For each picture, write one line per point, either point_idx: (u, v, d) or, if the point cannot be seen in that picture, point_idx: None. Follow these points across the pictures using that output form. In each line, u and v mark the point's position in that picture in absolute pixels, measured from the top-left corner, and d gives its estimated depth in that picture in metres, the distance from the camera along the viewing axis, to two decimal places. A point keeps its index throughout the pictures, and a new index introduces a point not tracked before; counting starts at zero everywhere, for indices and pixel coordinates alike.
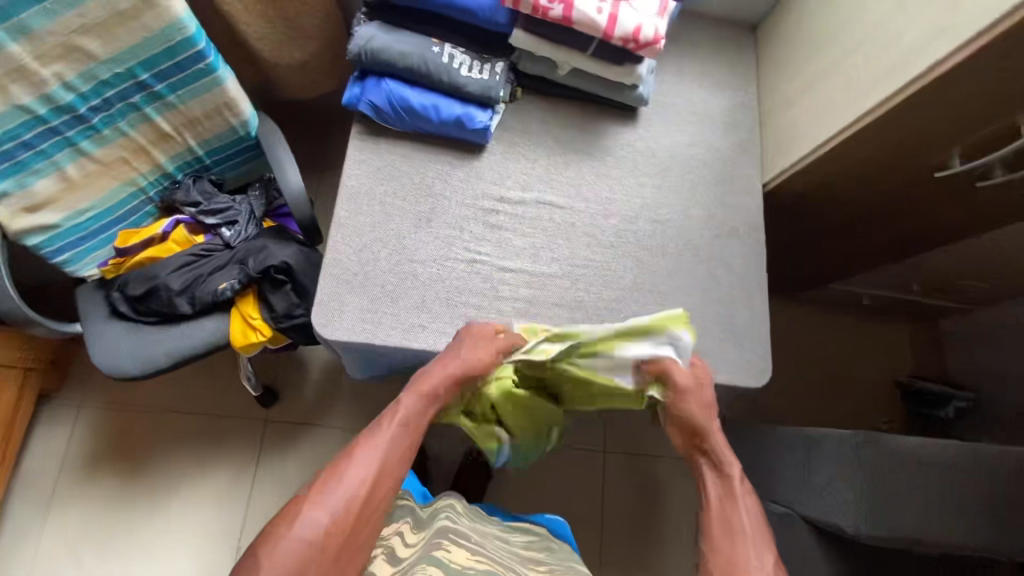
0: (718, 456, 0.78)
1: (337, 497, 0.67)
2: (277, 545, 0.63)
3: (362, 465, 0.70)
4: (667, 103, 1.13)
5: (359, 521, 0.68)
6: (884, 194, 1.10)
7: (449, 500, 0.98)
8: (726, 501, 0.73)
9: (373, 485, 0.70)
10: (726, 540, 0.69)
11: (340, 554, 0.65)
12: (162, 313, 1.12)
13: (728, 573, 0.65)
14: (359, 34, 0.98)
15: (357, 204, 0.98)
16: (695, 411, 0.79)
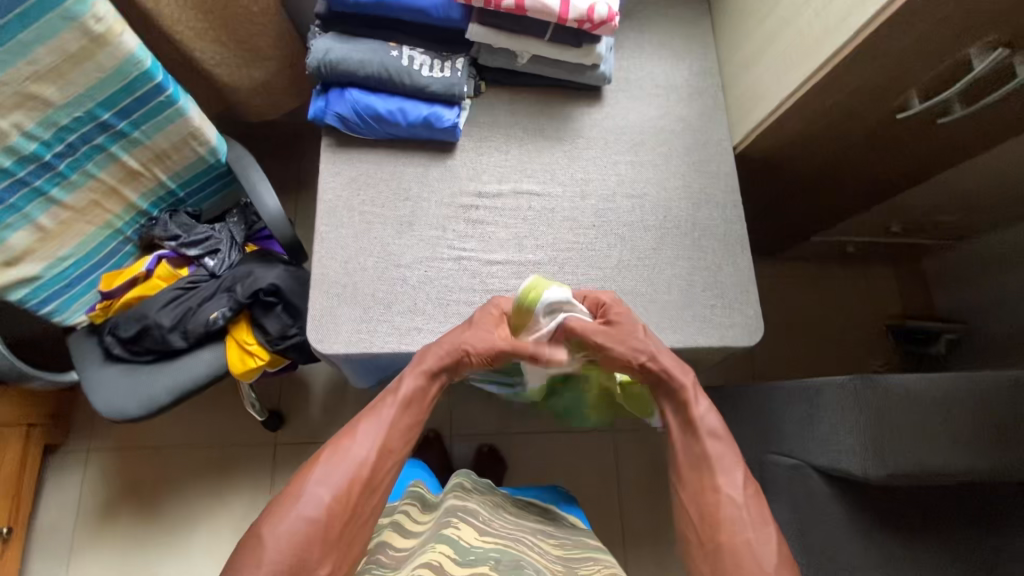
0: (671, 385, 0.82)
1: (339, 474, 0.69)
2: (281, 518, 0.66)
3: (364, 442, 0.72)
4: (630, 79, 1.14)
5: (362, 498, 0.70)
6: (851, 143, 1.12)
7: (457, 480, 1.03)
8: (688, 433, 0.79)
9: (376, 463, 0.72)
10: (695, 470, 0.76)
11: (344, 529, 0.68)
12: (157, 351, 1.12)
13: (699, 500, 0.74)
14: (316, 47, 0.98)
15: (335, 218, 0.98)
16: (625, 352, 0.83)
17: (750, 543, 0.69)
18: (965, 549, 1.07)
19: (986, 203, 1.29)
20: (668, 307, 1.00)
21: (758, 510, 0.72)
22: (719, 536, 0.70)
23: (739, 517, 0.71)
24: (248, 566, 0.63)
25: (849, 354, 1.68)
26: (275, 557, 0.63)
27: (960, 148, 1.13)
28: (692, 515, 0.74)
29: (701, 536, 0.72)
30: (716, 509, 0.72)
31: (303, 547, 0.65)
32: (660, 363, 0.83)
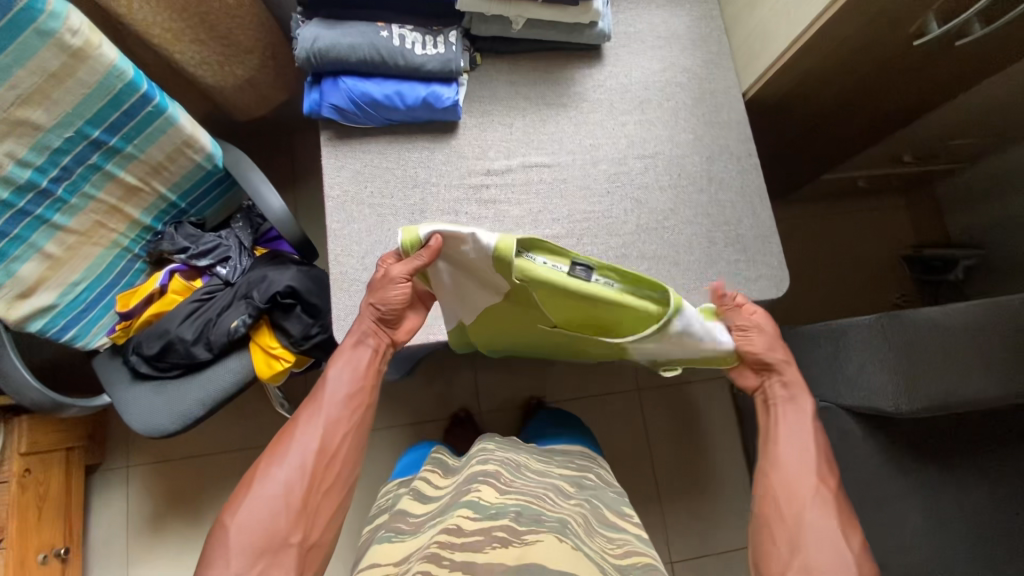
0: (789, 395, 0.87)
1: (292, 456, 0.79)
2: (245, 503, 0.76)
3: (309, 426, 0.81)
4: (630, 32, 1.09)
5: (319, 471, 0.79)
6: (860, 79, 1.09)
7: (482, 445, 1.10)
8: (799, 427, 0.85)
9: (325, 438, 0.81)
10: (801, 475, 0.81)
11: (306, 500, 0.77)
12: (184, 365, 1.13)
13: (789, 488, 0.80)
14: (302, 36, 0.93)
15: (346, 213, 0.95)
16: (762, 347, 0.85)
17: (838, 549, 0.75)
18: (992, 470, 1.10)
19: (1001, 122, 1.26)
20: (692, 266, 0.99)
21: (850, 529, 0.77)
22: (804, 537, 0.76)
23: (829, 525, 0.77)
24: (222, 549, 0.73)
25: (865, 291, 1.68)
26: (246, 536, 0.73)
27: (977, 68, 1.08)
28: (780, 511, 0.79)
29: (782, 521, 0.78)
30: (804, 512, 0.78)
31: (271, 522, 0.75)
32: (786, 368, 0.86)
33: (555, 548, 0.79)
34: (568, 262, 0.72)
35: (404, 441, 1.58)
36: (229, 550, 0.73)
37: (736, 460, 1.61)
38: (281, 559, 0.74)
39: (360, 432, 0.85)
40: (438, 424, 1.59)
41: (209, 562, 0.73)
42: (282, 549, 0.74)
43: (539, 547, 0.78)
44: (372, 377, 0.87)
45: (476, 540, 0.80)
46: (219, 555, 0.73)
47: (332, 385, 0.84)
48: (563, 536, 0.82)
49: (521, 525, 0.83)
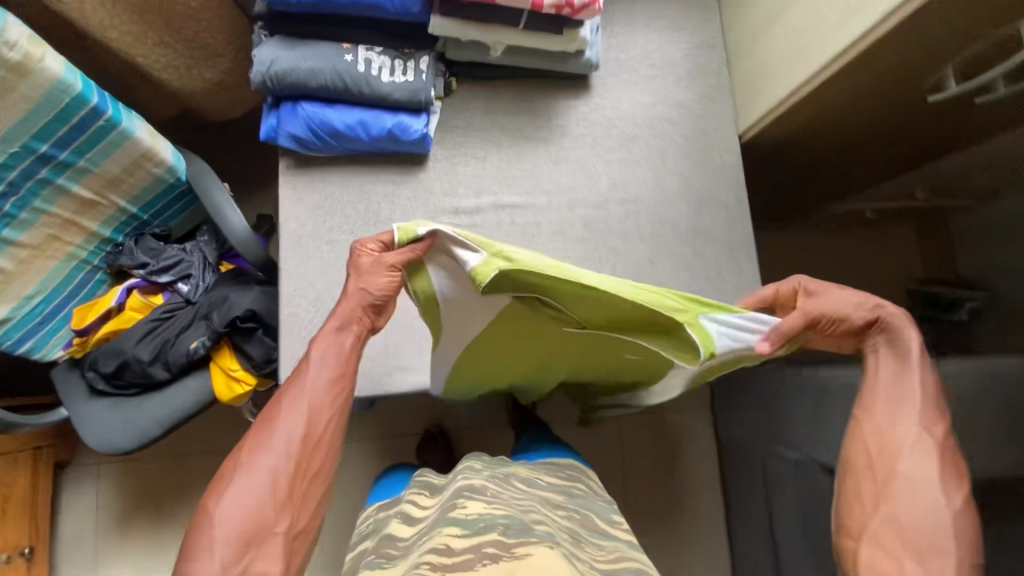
0: (897, 340, 0.75)
1: (275, 442, 0.70)
2: (225, 494, 0.67)
3: (292, 410, 0.72)
4: (621, 59, 1.00)
5: (306, 456, 0.71)
6: (871, 124, 1.00)
7: (468, 462, 0.99)
8: (902, 372, 0.74)
9: (310, 421, 0.72)
10: (899, 420, 0.71)
11: (292, 489, 0.69)
12: (141, 383, 1.10)
13: (881, 438, 0.71)
14: (258, 57, 0.85)
15: (301, 250, 0.90)
16: (847, 313, 0.74)
17: (930, 503, 0.66)
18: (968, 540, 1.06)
19: None
20: None
21: (952, 483, 0.68)
22: (893, 492, 0.68)
23: (929, 481, 0.68)
24: (201, 545, 0.64)
25: None
26: (228, 530, 0.65)
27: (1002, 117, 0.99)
28: (870, 463, 0.71)
29: (872, 476, 0.70)
30: (898, 464, 0.69)
31: (257, 513, 0.66)
32: (885, 313, 0.75)
33: (548, 558, 0.72)
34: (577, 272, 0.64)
35: (377, 452, 1.56)
36: (210, 548, 0.64)
37: (712, 493, 1.58)
38: (269, 554, 0.65)
39: (345, 414, 0.76)
40: (412, 438, 1.57)
41: (187, 561, 0.64)
42: (269, 542, 0.66)
43: (531, 560, 0.72)
44: (357, 357, 0.78)
45: (466, 560, 0.73)
46: (198, 555, 0.64)
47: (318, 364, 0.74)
48: (554, 544, 0.76)
49: (511, 537, 0.76)
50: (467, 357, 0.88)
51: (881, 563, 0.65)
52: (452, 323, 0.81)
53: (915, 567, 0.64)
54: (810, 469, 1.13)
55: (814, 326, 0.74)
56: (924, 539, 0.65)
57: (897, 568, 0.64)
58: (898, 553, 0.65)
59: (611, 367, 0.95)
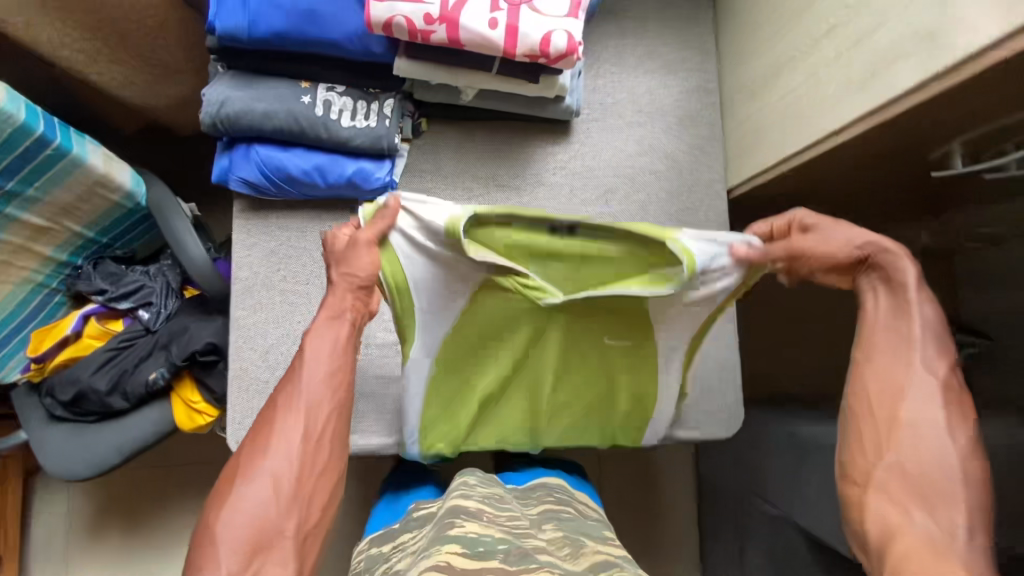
0: (891, 273, 0.69)
1: (276, 441, 0.65)
2: (227, 504, 0.61)
3: (289, 409, 0.67)
4: (606, 103, 0.94)
5: (310, 452, 0.66)
6: (872, 184, 0.92)
7: (461, 476, 0.85)
8: (898, 312, 0.68)
9: (310, 416, 0.67)
10: (899, 362, 0.67)
11: (299, 489, 0.64)
12: (101, 411, 1.08)
13: (882, 383, 0.67)
14: (208, 96, 0.79)
15: (252, 301, 0.85)
16: (836, 250, 0.69)
17: (938, 448, 0.62)
18: None
19: None
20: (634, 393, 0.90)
21: (959, 420, 0.63)
22: (899, 438, 0.64)
23: (935, 421, 0.63)
24: (206, 559, 0.59)
25: None
26: (234, 540, 0.60)
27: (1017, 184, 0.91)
28: (874, 408, 0.66)
29: (877, 426, 0.66)
30: (902, 408, 0.65)
31: (262, 518, 0.61)
32: (879, 251, 0.69)
33: None
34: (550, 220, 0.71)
35: None
36: (216, 559, 0.59)
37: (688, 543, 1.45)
38: (278, 558, 0.60)
39: (346, 408, 0.71)
40: None
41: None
42: (276, 547, 0.61)
43: None
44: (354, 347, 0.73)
45: None
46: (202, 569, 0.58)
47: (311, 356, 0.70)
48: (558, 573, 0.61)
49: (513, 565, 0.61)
50: (451, 361, 0.85)
51: (887, 510, 0.62)
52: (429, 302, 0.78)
53: (927, 519, 0.60)
54: (781, 533, 1.09)
55: (800, 262, 0.71)
56: (932, 483, 0.61)
57: (903, 517, 0.61)
58: (906, 503, 0.61)
59: (602, 383, 0.88)
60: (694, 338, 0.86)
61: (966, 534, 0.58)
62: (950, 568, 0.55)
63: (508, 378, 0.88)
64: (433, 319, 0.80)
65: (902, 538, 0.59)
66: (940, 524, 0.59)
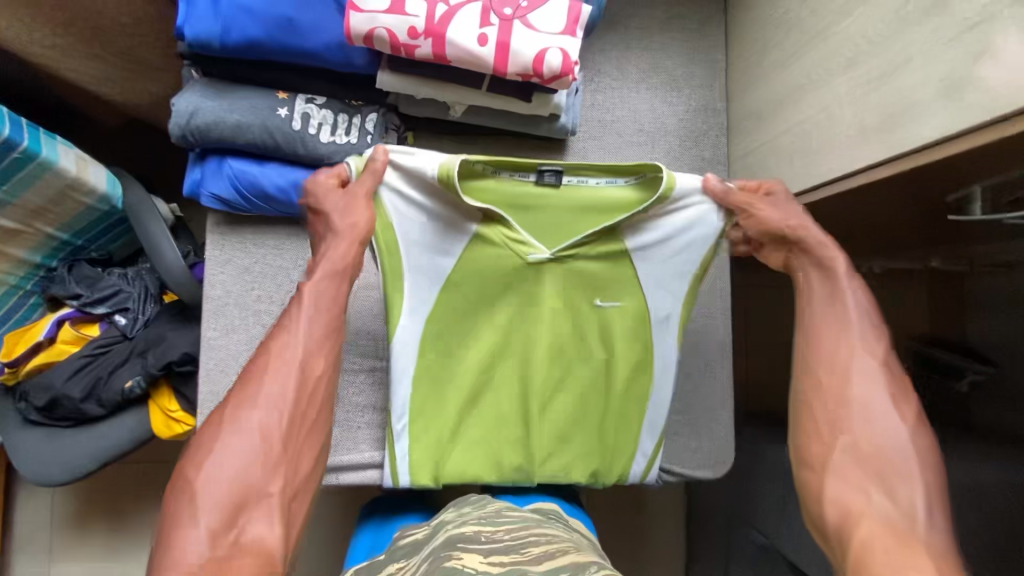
0: (822, 253, 0.69)
1: (265, 390, 0.59)
2: (207, 455, 0.55)
3: (282, 358, 0.61)
4: (605, 121, 0.88)
5: (301, 405, 0.60)
6: (884, 218, 0.86)
7: (455, 510, 0.73)
8: (829, 297, 0.67)
9: (304, 367, 0.62)
10: (839, 340, 0.65)
11: (289, 442, 0.58)
12: (76, 417, 1.05)
13: (829, 367, 0.64)
14: (177, 105, 0.74)
15: (224, 322, 0.82)
16: (776, 217, 0.71)
17: (888, 427, 0.59)
18: None
19: None
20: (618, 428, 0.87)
21: (905, 401, 0.60)
22: (850, 414, 0.61)
23: (878, 396, 0.61)
24: (185, 512, 0.52)
25: None
26: (217, 493, 0.53)
27: None
28: (824, 387, 0.63)
29: (823, 406, 0.62)
30: (850, 387, 0.62)
31: (247, 471, 0.55)
32: (810, 230, 0.70)
33: None
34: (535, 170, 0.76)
35: None
36: (193, 513, 0.52)
37: None
38: (264, 515, 0.54)
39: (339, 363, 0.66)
40: None
41: (165, 537, 0.51)
42: (261, 504, 0.55)
43: None
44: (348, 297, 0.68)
45: None
46: (176, 523, 0.52)
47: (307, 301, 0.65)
48: None
49: None
50: (427, 360, 0.81)
51: (846, 493, 0.57)
52: (416, 257, 0.78)
53: (884, 497, 0.56)
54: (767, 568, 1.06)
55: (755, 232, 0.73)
56: (893, 458, 0.57)
57: (864, 498, 0.56)
58: (863, 482, 0.57)
59: (587, 380, 0.84)
60: (685, 308, 0.83)
61: (925, 511, 0.54)
62: (915, 556, 0.50)
63: (482, 389, 0.83)
64: (419, 278, 0.79)
65: (860, 524, 0.55)
66: (897, 502, 0.55)
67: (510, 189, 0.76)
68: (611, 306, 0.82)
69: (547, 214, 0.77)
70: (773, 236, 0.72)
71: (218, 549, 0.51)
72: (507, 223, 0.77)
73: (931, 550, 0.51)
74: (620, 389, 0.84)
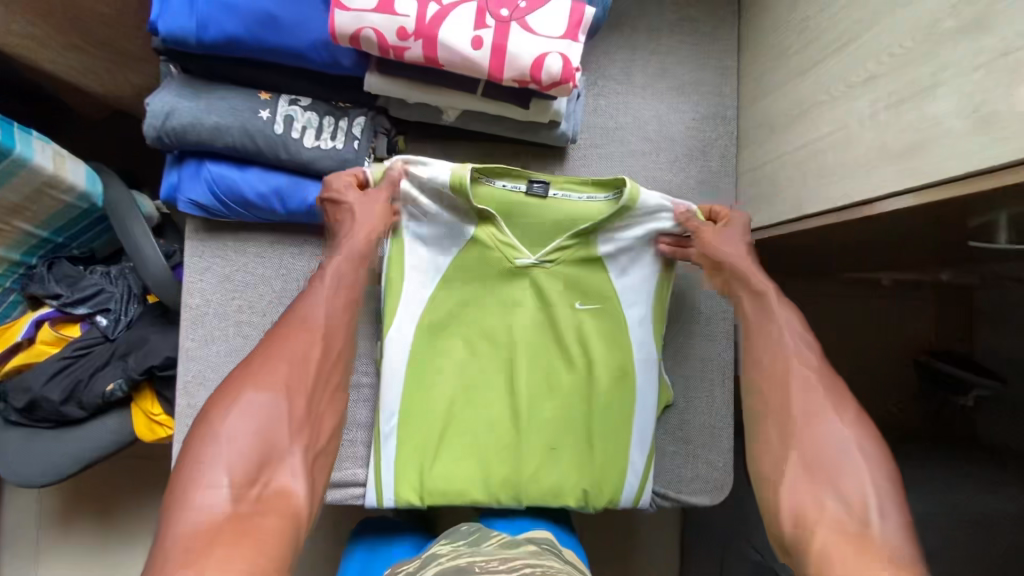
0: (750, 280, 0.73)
1: (287, 357, 0.61)
2: (233, 408, 0.55)
3: (303, 330, 0.64)
4: (608, 127, 0.84)
5: (320, 376, 0.63)
6: (901, 241, 0.81)
7: (447, 543, 0.68)
8: (761, 316, 0.71)
9: (325, 338, 0.65)
10: (770, 353, 0.67)
11: (311, 405, 0.61)
12: (56, 419, 1.02)
13: (767, 380, 0.66)
14: (153, 105, 0.70)
15: (203, 331, 0.79)
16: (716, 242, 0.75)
17: (829, 431, 0.59)
18: None
19: None
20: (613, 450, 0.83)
21: (843, 403, 0.61)
22: (797, 423, 0.61)
23: (821, 405, 0.61)
24: (206, 461, 0.52)
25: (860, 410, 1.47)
26: (241, 445, 0.53)
27: None
28: (769, 403, 0.64)
29: (771, 415, 0.63)
30: (791, 400, 0.63)
31: (270, 429, 0.56)
32: (740, 259, 0.74)
33: None
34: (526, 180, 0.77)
35: None
36: (216, 463, 0.52)
37: None
38: (288, 470, 0.55)
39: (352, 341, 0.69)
40: None
41: (183, 482, 0.50)
42: (285, 461, 0.56)
43: None
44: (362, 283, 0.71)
45: None
46: (199, 472, 0.51)
47: (329, 278, 0.68)
48: None
49: None
50: (417, 366, 0.79)
51: (802, 495, 0.56)
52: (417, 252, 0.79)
53: (838, 501, 0.54)
54: None
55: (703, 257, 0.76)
56: (845, 468, 0.56)
57: (819, 504, 0.55)
58: (816, 488, 0.56)
59: (581, 392, 0.81)
60: (657, 317, 0.82)
61: (877, 513, 0.53)
62: (873, 562, 0.48)
63: (467, 398, 0.80)
64: (416, 272, 0.80)
65: (815, 531, 0.53)
66: (849, 504, 0.54)
67: (503, 197, 0.77)
68: (589, 311, 0.81)
69: (540, 224, 0.79)
70: (711, 261, 0.77)
71: (242, 501, 0.50)
72: (502, 229, 0.79)
73: (890, 550, 0.49)
74: (604, 397, 0.81)
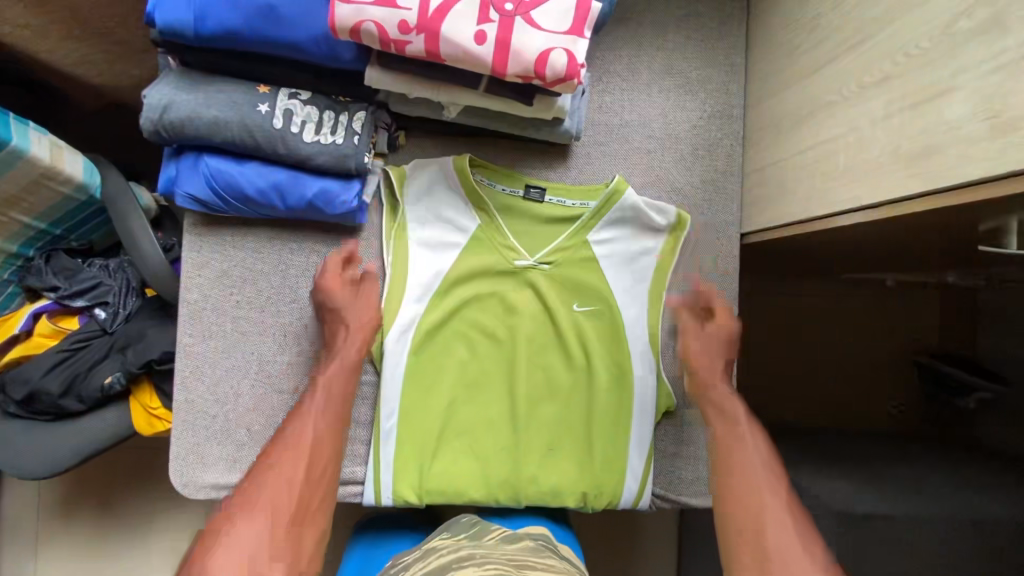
0: (727, 403, 0.74)
1: (272, 478, 0.63)
2: (223, 538, 0.57)
3: (287, 451, 0.66)
4: (613, 125, 0.82)
5: (305, 494, 0.64)
6: (909, 243, 0.80)
7: (447, 534, 0.68)
8: (734, 437, 0.71)
9: (310, 455, 0.67)
10: (745, 476, 0.67)
11: (296, 519, 0.62)
12: (54, 412, 1.01)
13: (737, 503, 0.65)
14: (151, 97, 0.69)
15: (201, 327, 0.78)
16: (700, 346, 0.77)
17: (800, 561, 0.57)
18: None
19: None
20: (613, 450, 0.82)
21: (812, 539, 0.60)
22: (768, 545, 0.60)
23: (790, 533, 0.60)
24: None
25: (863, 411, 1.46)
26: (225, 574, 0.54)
27: None
28: (744, 521, 0.63)
29: (743, 536, 0.62)
30: (764, 522, 0.62)
31: (255, 554, 0.56)
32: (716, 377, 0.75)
33: None
34: (523, 186, 0.80)
35: None
36: None
37: None
38: None
39: (338, 449, 0.71)
40: None
41: None
42: None
43: None
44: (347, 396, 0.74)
45: None
46: None
47: (319, 392, 0.72)
48: None
49: None
50: (419, 366, 0.79)
51: None
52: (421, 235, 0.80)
53: None
54: None
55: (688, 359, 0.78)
56: None
57: None
58: None
59: (579, 397, 0.81)
60: (654, 315, 0.81)
61: None
62: None
63: (467, 397, 0.80)
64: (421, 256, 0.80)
65: None
66: None
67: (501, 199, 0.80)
68: (586, 312, 0.81)
69: (538, 226, 0.81)
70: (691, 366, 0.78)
71: None
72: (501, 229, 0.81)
73: None
74: (603, 402, 0.80)
